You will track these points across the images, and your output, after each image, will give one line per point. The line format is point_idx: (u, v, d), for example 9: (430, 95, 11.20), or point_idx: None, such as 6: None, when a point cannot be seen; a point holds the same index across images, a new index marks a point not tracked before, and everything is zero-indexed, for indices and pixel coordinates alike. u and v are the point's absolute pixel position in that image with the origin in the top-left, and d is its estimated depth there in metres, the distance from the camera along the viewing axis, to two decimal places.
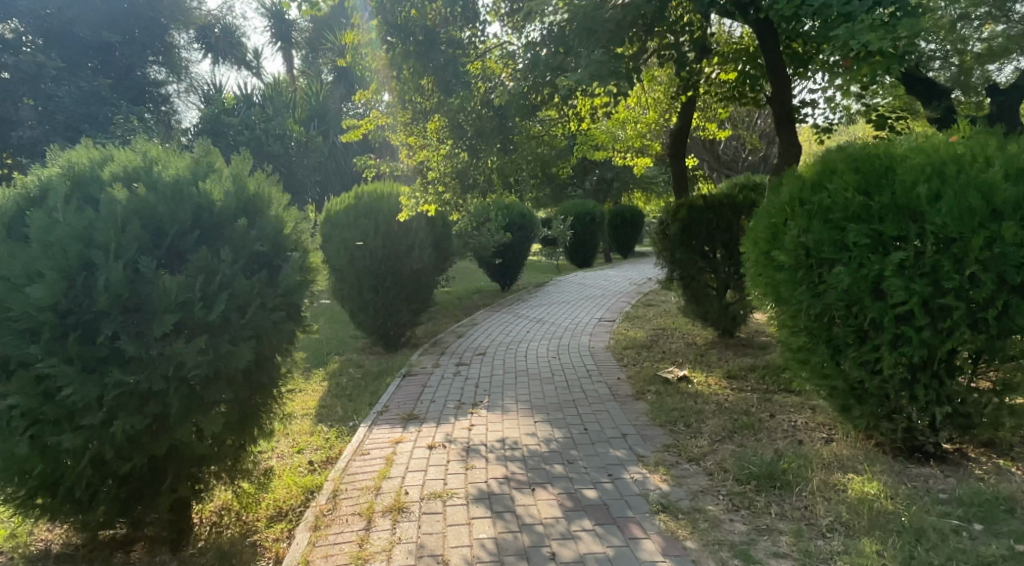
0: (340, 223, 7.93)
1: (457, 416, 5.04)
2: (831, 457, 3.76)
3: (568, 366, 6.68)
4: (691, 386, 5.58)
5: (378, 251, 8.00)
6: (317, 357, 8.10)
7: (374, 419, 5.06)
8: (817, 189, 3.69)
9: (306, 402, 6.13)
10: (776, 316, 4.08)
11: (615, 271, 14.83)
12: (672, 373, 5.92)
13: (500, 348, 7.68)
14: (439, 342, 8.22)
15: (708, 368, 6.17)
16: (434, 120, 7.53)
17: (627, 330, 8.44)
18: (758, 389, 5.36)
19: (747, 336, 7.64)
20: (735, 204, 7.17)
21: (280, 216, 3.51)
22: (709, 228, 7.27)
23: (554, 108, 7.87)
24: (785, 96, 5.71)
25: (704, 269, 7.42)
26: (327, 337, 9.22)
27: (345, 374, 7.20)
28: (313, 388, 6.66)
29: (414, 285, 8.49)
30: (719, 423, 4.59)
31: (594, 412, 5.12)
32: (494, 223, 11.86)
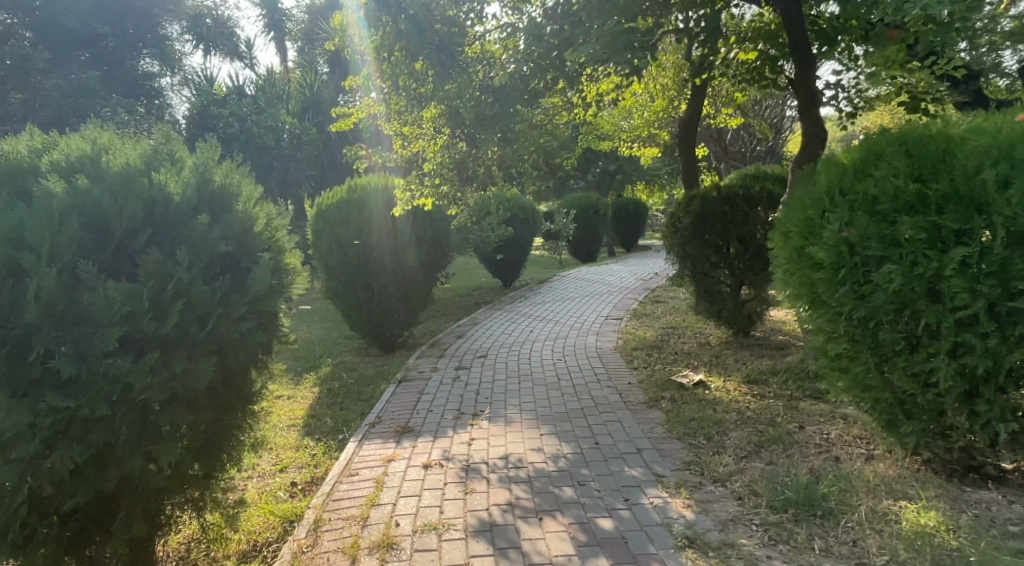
0: (332, 219, 7.53)
1: (456, 428, 4.62)
2: (877, 479, 3.33)
3: (575, 369, 6.25)
4: (709, 392, 5.16)
5: (372, 247, 7.58)
6: (308, 360, 7.72)
7: (365, 433, 4.66)
8: (860, 176, 3.25)
9: (293, 411, 5.74)
10: (810, 319, 3.64)
11: (620, 265, 14.38)
12: (687, 378, 5.50)
13: (502, 349, 7.26)
14: (438, 343, 7.80)
15: (725, 371, 5.74)
16: (428, 111, 7.05)
17: (635, 329, 8.01)
18: (783, 396, 4.94)
19: (763, 336, 7.20)
20: (750, 195, 6.74)
21: (249, 210, 3.08)
22: (723, 221, 6.83)
23: (557, 95, 7.39)
24: (810, 78, 5.26)
25: (718, 264, 6.98)
26: (320, 338, 8.83)
27: (338, 379, 6.79)
28: (303, 395, 6.29)
29: (409, 282, 8.08)
30: (743, 436, 4.17)
31: (605, 422, 4.70)
32: (494, 216, 11.43)
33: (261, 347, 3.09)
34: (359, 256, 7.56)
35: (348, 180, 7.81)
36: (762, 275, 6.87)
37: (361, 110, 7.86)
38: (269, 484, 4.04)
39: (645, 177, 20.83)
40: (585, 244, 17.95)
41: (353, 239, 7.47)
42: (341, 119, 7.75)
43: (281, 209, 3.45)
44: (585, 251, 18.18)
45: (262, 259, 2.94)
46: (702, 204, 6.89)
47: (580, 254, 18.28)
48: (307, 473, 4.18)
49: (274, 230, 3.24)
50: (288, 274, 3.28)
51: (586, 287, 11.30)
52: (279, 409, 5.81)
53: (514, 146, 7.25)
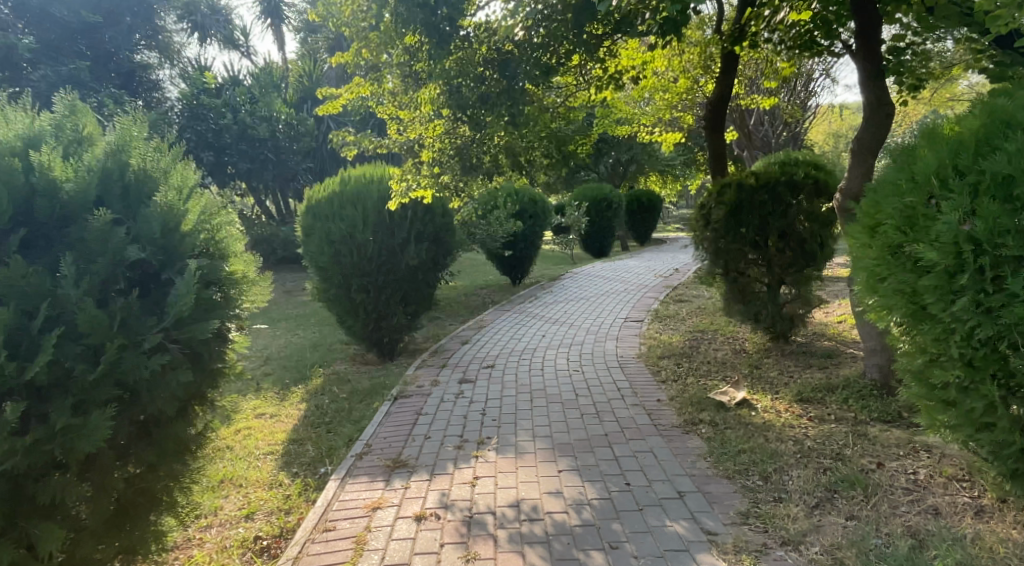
0: (321, 214, 6.83)
1: (457, 462, 3.89)
2: (1005, 548, 2.53)
3: (596, 383, 5.48)
4: (755, 414, 4.39)
5: (368, 246, 6.84)
6: (298, 371, 7.01)
7: (350, 468, 3.93)
8: (980, 153, 2.45)
9: (273, 435, 5.01)
10: (905, 336, 2.84)
11: (637, 261, 13.57)
12: (728, 395, 4.73)
13: (512, 359, 6.48)
14: (441, 351, 7.06)
15: (770, 386, 4.97)
16: (427, 91, 6.14)
17: (660, 333, 7.24)
18: (845, 421, 4.17)
19: (806, 341, 6.40)
20: (793, 181, 5.92)
21: (169, 204, 2.35)
22: (762, 212, 6.01)
23: (571, 73, 6.59)
24: (875, 41, 4.48)
25: (757, 261, 6.17)
26: (315, 346, 8.12)
27: (328, 393, 6.08)
28: (287, 414, 5.54)
29: (409, 281, 7.33)
30: (810, 477, 3.39)
31: (635, 454, 3.93)
32: (503, 210, 10.71)
33: (186, 381, 2.36)
34: (354, 256, 6.81)
35: (342, 171, 7.05)
36: (806, 273, 6.06)
37: (352, 96, 6.93)
38: (229, 539, 3.30)
39: (659, 169, 20.01)
40: (598, 239, 17.19)
41: (344, 235, 6.74)
42: (327, 102, 6.91)
43: (227, 203, 2.74)
44: (598, 245, 17.39)
45: (186, 269, 2.20)
46: (737, 194, 6.07)
47: (592, 250, 17.49)
48: (276, 524, 3.43)
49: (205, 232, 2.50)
50: (233, 285, 2.56)
51: (602, 285, 10.51)
52: (256, 434, 5.06)
53: (524, 132, 6.55)
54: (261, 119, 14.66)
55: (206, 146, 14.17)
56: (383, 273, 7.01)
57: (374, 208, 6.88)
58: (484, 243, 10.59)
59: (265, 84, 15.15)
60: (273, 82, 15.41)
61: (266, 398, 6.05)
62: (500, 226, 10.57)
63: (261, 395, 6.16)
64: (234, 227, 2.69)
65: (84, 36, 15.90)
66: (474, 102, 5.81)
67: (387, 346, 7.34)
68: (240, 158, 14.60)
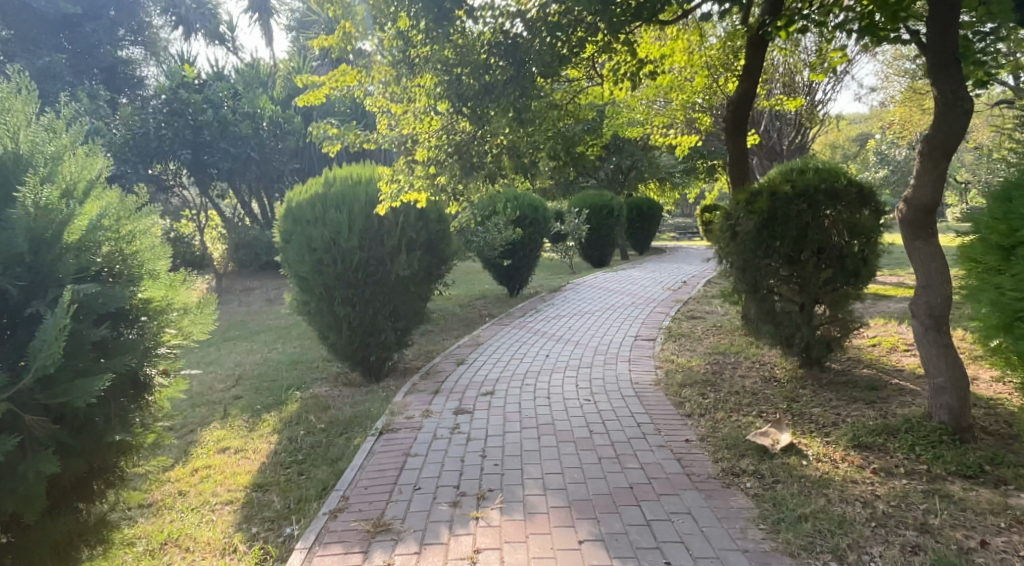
0: (302, 218, 6.13)
1: (454, 526, 3.17)
2: None
3: (612, 418, 4.77)
4: (809, 464, 3.69)
5: (354, 255, 6.12)
6: (273, 393, 6.28)
7: (321, 532, 3.21)
8: None
9: (235, 477, 4.29)
10: None
11: (641, 272, 12.87)
12: (772, 438, 4.02)
13: (513, 384, 5.75)
14: (433, 372, 6.35)
15: (817, 426, 4.27)
16: (422, 80, 5.40)
17: (676, 355, 6.55)
18: (919, 476, 3.48)
19: (842, 368, 5.73)
20: (835, 189, 5.26)
21: (49, 204, 2.32)
22: (799, 224, 5.31)
23: (580, 66, 5.93)
24: (952, 30, 3.86)
25: (793, 279, 5.47)
26: (294, 364, 7.37)
27: (304, 421, 5.36)
28: (255, 450, 4.82)
29: (403, 293, 6.58)
30: (897, 559, 2.72)
31: (671, 517, 3.22)
32: (501, 216, 10.01)
33: (53, 467, 2.12)
34: (338, 266, 6.11)
35: (326, 171, 6.35)
36: (845, 293, 5.40)
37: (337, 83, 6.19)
38: None
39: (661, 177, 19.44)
40: (598, 248, 16.51)
41: (328, 242, 6.05)
42: (307, 92, 6.15)
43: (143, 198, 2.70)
44: (598, 255, 16.71)
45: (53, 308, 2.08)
46: (770, 201, 5.40)
47: (592, 259, 16.77)
48: None
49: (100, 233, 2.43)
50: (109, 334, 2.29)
51: (605, 298, 9.81)
52: (215, 476, 4.34)
53: (531, 130, 5.93)
54: (244, 117, 13.65)
55: (184, 144, 12.83)
56: (371, 285, 6.30)
57: (361, 213, 6.14)
58: (482, 251, 9.85)
59: (250, 79, 14.26)
60: (259, 78, 14.51)
61: (233, 428, 5.34)
62: (498, 233, 9.86)
63: (228, 424, 5.45)
64: (150, 226, 2.68)
65: (62, 28, 15.06)
66: (476, 93, 5.11)
67: (374, 365, 6.63)
68: (223, 158, 13.26)
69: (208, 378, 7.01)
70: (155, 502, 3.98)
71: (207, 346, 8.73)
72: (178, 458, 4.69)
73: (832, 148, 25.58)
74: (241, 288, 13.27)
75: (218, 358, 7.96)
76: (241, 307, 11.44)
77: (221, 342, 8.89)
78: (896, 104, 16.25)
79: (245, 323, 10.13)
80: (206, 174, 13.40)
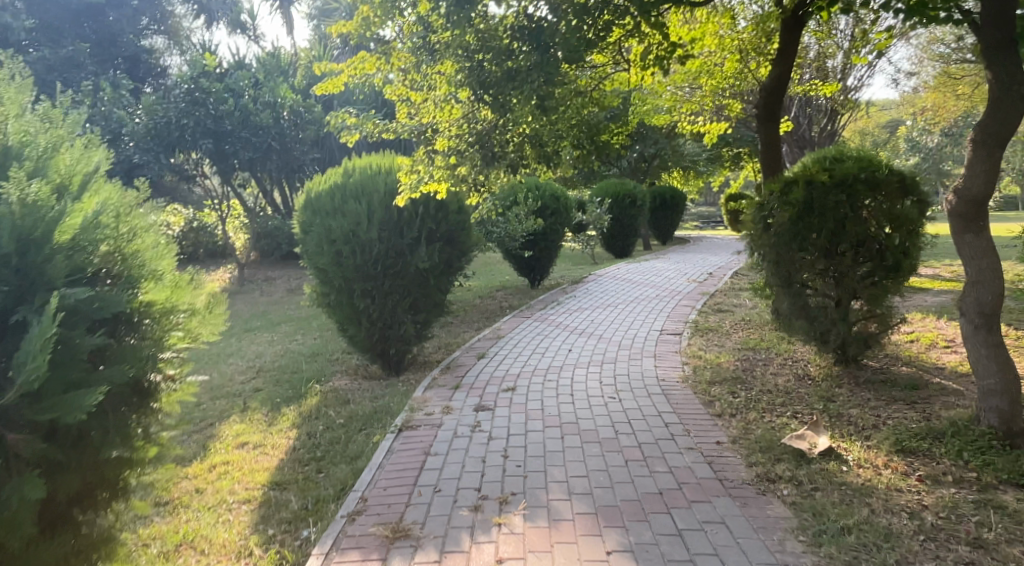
0: (321, 209, 6.03)
1: (476, 533, 3.04)
2: None
3: (639, 418, 4.60)
4: (850, 470, 3.50)
5: (373, 247, 6.01)
6: (293, 386, 6.20)
7: (338, 536, 3.10)
8: None
9: (253, 474, 4.20)
10: None
11: (665, 263, 12.62)
12: (809, 442, 3.83)
13: (536, 379, 5.61)
14: (454, 366, 6.23)
15: (856, 429, 4.06)
16: (443, 66, 5.26)
17: (704, 351, 6.34)
18: (970, 484, 3.27)
19: (880, 366, 5.49)
20: (875, 179, 5.02)
21: (41, 195, 2.24)
22: (836, 215, 5.08)
23: (606, 52, 5.75)
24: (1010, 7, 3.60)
25: (829, 273, 5.24)
26: (314, 356, 7.30)
27: (323, 416, 5.28)
28: (273, 445, 4.74)
29: (423, 285, 6.45)
30: None
31: (704, 527, 3.06)
32: (523, 206, 9.85)
33: (39, 489, 2.02)
34: (357, 258, 6.00)
35: (345, 161, 6.25)
36: (884, 288, 5.16)
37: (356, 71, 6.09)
38: None
39: (683, 165, 18.82)
40: (620, 238, 16.25)
41: (347, 233, 5.95)
42: (326, 80, 6.03)
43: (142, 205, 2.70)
44: (620, 245, 16.44)
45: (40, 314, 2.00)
46: (806, 191, 5.18)
47: (614, 250, 16.53)
48: None
49: (102, 226, 2.41)
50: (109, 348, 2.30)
51: (629, 290, 9.60)
52: (233, 472, 4.26)
53: (554, 118, 5.74)
54: (265, 106, 13.26)
55: (205, 133, 12.58)
56: (391, 277, 6.18)
57: (381, 204, 6.02)
58: (503, 242, 9.70)
59: (271, 68, 14.05)
60: (280, 67, 14.36)
61: (252, 422, 5.27)
62: (520, 224, 9.70)
63: (248, 418, 5.37)
64: (149, 228, 2.65)
65: (86, 17, 15.14)
66: (498, 79, 4.93)
67: (395, 359, 6.53)
68: (244, 146, 13.04)
69: (228, 370, 6.96)
70: (171, 500, 3.91)
71: (228, 336, 8.69)
72: (196, 453, 4.63)
73: (861, 135, 24.93)
74: (262, 278, 13.27)
75: (238, 349, 7.92)
76: (262, 298, 11.42)
77: (242, 333, 8.85)
78: (929, 89, 15.74)
79: (265, 313, 10.09)
80: (228, 164, 13.23)
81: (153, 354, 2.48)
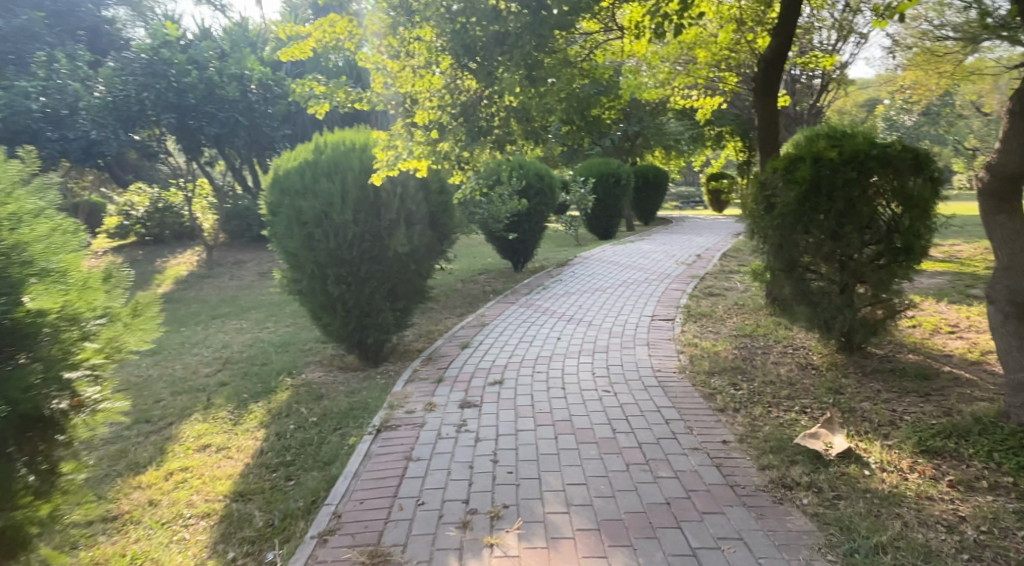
0: (290, 188, 5.56)
1: (464, 557, 2.69)
2: None
3: (637, 413, 4.27)
4: (873, 474, 3.21)
5: (348, 229, 5.56)
6: (262, 379, 5.77)
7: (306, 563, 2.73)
8: None
9: (214, 483, 3.80)
10: None
11: (650, 244, 12.31)
12: (826, 443, 3.52)
13: (523, 371, 5.25)
14: (436, 356, 5.85)
15: (873, 425, 3.77)
16: (423, 30, 4.86)
17: (699, 338, 6.03)
18: (1005, 489, 3.00)
19: (885, 354, 5.23)
20: (887, 155, 4.70)
21: None
22: (846, 196, 4.75)
23: (598, 18, 5.54)
24: None
25: (835, 256, 4.93)
26: (285, 346, 6.86)
27: (293, 413, 4.88)
28: (238, 448, 4.34)
29: (403, 270, 6.02)
30: None
31: (720, 544, 2.74)
32: (506, 185, 9.43)
33: None
34: (330, 241, 5.55)
35: (317, 136, 5.77)
36: (893, 272, 4.87)
37: (326, 37, 5.64)
38: None
39: (666, 145, 19.28)
40: (603, 219, 15.88)
41: (318, 215, 5.50)
42: (293, 47, 5.54)
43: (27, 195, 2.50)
44: (603, 226, 16.06)
45: None
46: (814, 169, 4.84)
47: (598, 231, 16.18)
48: None
49: None
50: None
51: (616, 273, 9.25)
52: (192, 481, 3.85)
53: (542, 90, 5.34)
54: (231, 79, 12.38)
55: (167, 108, 11.63)
56: (367, 262, 5.74)
57: (356, 183, 5.58)
58: (486, 224, 9.29)
59: (239, 38, 13.36)
60: (247, 38, 13.56)
61: (215, 421, 4.85)
62: (503, 204, 9.28)
63: (210, 417, 4.95)
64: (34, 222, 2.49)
65: None
66: (485, 43, 4.53)
67: (372, 349, 6.12)
68: (210, 121, 12.11)
69: (192, 362, 6.50)
70: (120, 516, 3.50)
71: (194, 324, 8.19)
72: (152, 458, 4.21)
73: (840, 114, 24.81)
74: (232, 261, 12.67)
75: (205, 339, 7.44)
76: (231, 282, 10.86)
77: (210, 321, 8.35)
78: (910, 67, 15.59)
79: (235, 299, 9.57)
80: (194, 141, 12.26)
81: (43, 379, 2.38)
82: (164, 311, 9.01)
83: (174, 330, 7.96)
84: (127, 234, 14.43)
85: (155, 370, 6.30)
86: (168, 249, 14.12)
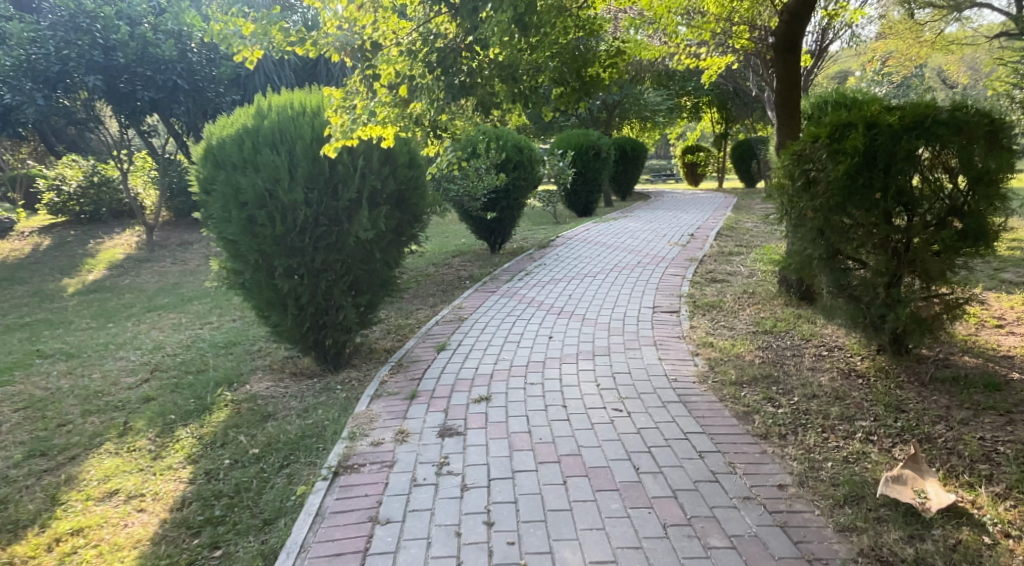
0: (225, 160, 4.51)
1: None
2: None
3: (662, 443, 3.42)
4: (998, 547, 2.44)
5: (299, 211, 4.56)
6: (196, 394, 4.77)
7: None
8: None
9: (114, 556, 2.85)
10: None
11: (636, 222, 11.46)
12: (920, 490, 2.72)
13: (512, 382, 4.34)
14: (408, 362, 4.92)
15: (968, 464, 2.99)
16: None
17: (714, 335, 5.20)
18: None
19: (935, 355, 4.47)
20: (957, 120, 3.85)
21: None
22: (905, 170, 3.92)
23: None
24: None
25: (889, 243, 4.11)
26: (227, 348, 5.81)
27: (229, 443, 3.91)
28: (154, 495, 3.37)
29: (368, 258, 5.04)
30: None
31: None
32: (484, 157, 8.41)
33: None
34: (276, 226, 4.54)
35: (258, 98, 4.68)
36: (955, 263, 4.09)
37: None
38: None
39: (642, 116, 18.46)
40: (582, 194, 14.99)
41: (261, 194, 4.49)
42: None
43: None
44: (582, 202, 15.17)
45: None
46: (868, 137, 3.97)
47: (576, 207, 15.29)
48: None
49: None
50: None
51: (605, 256, 8.38)
52: (84, 552, 2.90)
53: (533, 41, 4.36)
54: (168, 36, 10.86)
55: (93, 69, 10.26)
56: (323, 251, 4.75)
57: (307, 153, 4.54)
58: (461, 201, 8.31)
59: None
60: None
61: (130, 455, 3.86)
62: (479, 178, 8.28)
63: (125, 448, 3.96)
64: None
65: None
66: None
67: (331, 352, 5.16)
68: (144, 85, 10.76)
69: (114, 369, 5.43)
70: None
71: (124, 319, 7.06)
72: (37, 517, 3.22)
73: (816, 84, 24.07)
74: (176, 242, 11.44)
75: (134, 338, 6.35)
76: (173, 267, 9.69)
77: (143, 314, 7.23)
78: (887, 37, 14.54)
79: (175, 287, 8.43)
80: (129, 106, 10.94)
81: None
82: (92, 303, 7.85)
83: (99, 327, 6.82)
84: (59, 212, 13.00)
85: (68, 381, 5.22)
86: (104, 229, 12.75)
